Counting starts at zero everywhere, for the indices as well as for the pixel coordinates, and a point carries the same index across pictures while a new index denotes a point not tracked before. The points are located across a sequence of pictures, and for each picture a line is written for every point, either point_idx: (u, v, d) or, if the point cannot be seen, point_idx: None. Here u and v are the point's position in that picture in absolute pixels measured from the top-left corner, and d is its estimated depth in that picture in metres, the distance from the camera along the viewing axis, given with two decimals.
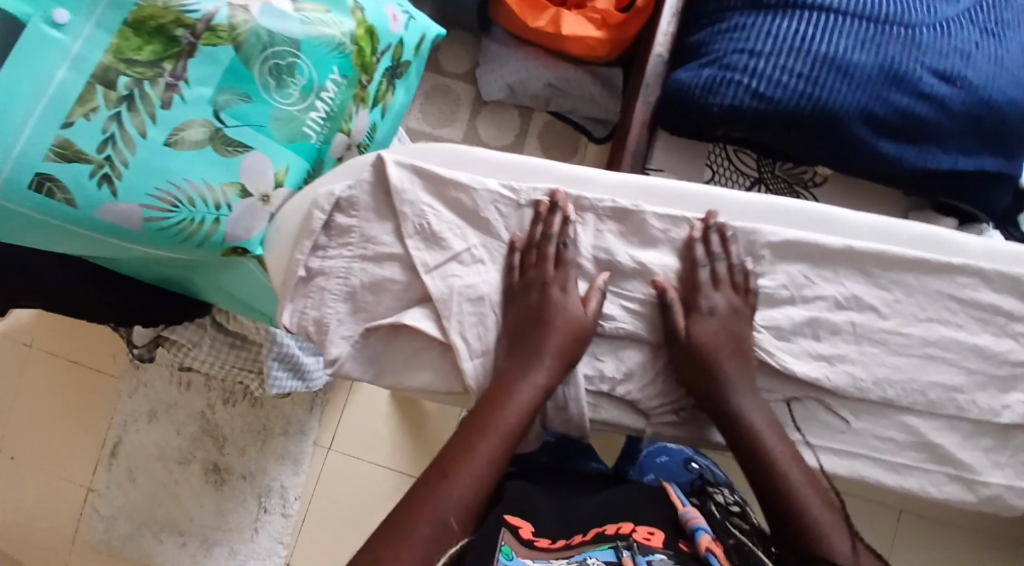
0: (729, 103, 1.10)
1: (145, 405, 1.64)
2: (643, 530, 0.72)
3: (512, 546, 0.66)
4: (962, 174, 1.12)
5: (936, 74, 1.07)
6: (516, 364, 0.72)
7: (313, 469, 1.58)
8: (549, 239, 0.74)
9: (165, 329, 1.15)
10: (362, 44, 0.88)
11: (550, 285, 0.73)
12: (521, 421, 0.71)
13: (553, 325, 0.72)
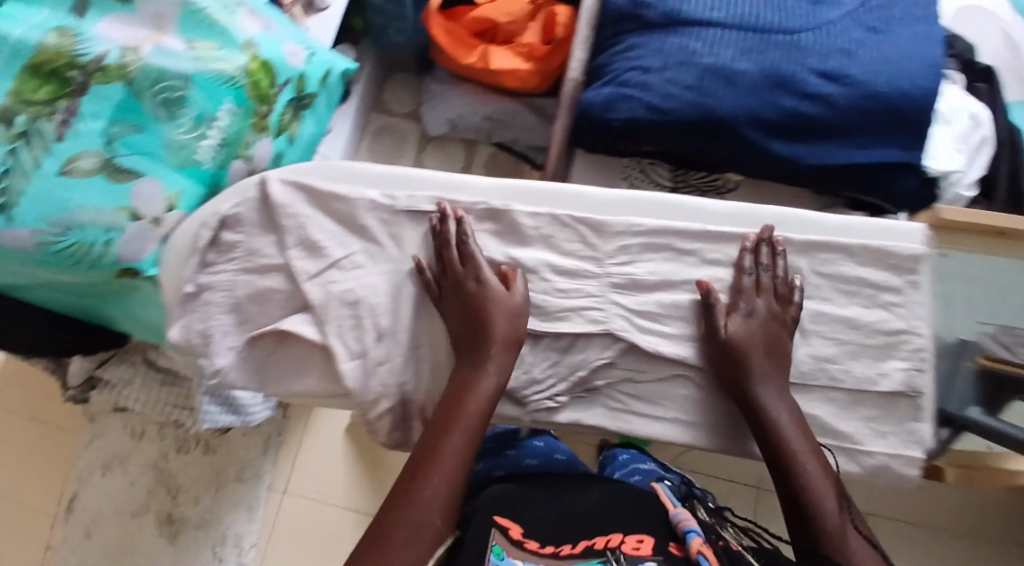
0: (626, 117, 1.16)
1: (93, 461, 1.54)
2: (633, 539, 0.73)
3: (502, 546, 0.69)
4: (862, 167, 1.15)
5: (821, 74, 1.12)
6: (469, 354, 0.73)
7: (267, 515, 1.61)
8: (457, 236, 0.76)
9: (96, 367, 1.18)
10: (259, 77, 0.90)
11: (466, 281, 0.75)
12: (486, 407, 0.71)
13: (493, 310, 0.73)
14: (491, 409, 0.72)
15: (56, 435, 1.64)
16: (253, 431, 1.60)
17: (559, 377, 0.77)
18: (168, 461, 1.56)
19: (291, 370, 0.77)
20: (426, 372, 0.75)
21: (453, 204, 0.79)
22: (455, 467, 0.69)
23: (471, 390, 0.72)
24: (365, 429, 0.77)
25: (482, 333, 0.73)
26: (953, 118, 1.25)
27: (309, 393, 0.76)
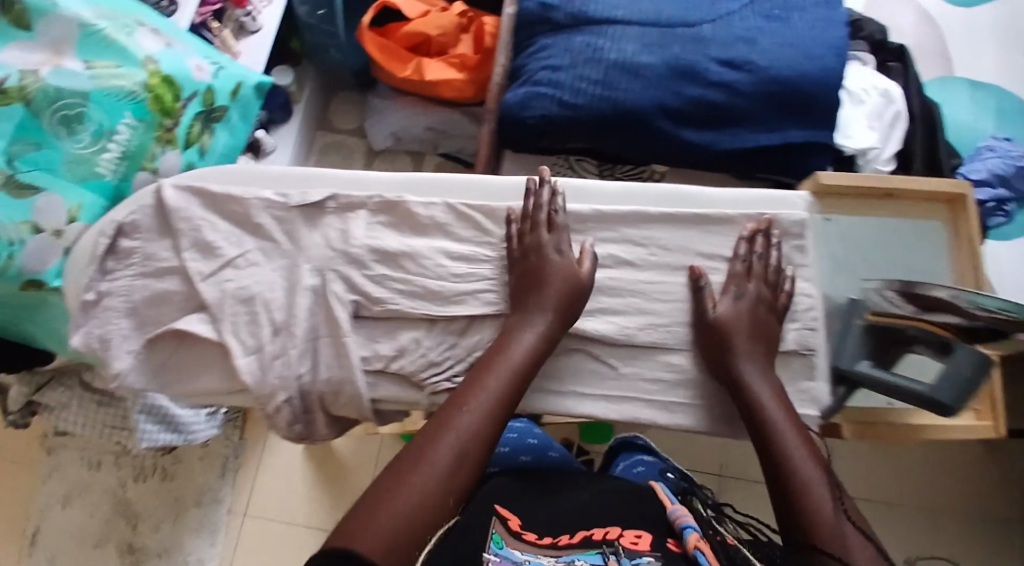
0: (540, 115, 1.20)
1: (58, 489, 1.59)
2: (631, 534, 0.71)
3: (501, 537, 0.69)
4: (773, 149, 1.18)
5: (722, 63, 1.16)
6: (518, 319, 0.77)
7: (230, 537, 1.55)
8: (540, 207, 0.81)
9: (34, 393, 1.21)
10: (160, 92, 0.94)
11: (547, 250, 0.79)
12: (514, 380, 0.74)
13: (551, 280, 0.77)
14: (529, 376, 0.75)
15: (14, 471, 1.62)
16: (208, 454, 1.60)
17: (457, 358, 0.78)
18: (126, 491, 1.59)
19: (190, 370, 0.79)
20: (325, 361, 0.76)
21: (346, 198, 0.81)
22: (472, 433, 0.70)
23: (505, 361, 0.74)
24: (266, 423, 0.78)
25: (537, 302, 0.77)
26: (864, 95, 1.28)
27: (208, 391, 0.79)
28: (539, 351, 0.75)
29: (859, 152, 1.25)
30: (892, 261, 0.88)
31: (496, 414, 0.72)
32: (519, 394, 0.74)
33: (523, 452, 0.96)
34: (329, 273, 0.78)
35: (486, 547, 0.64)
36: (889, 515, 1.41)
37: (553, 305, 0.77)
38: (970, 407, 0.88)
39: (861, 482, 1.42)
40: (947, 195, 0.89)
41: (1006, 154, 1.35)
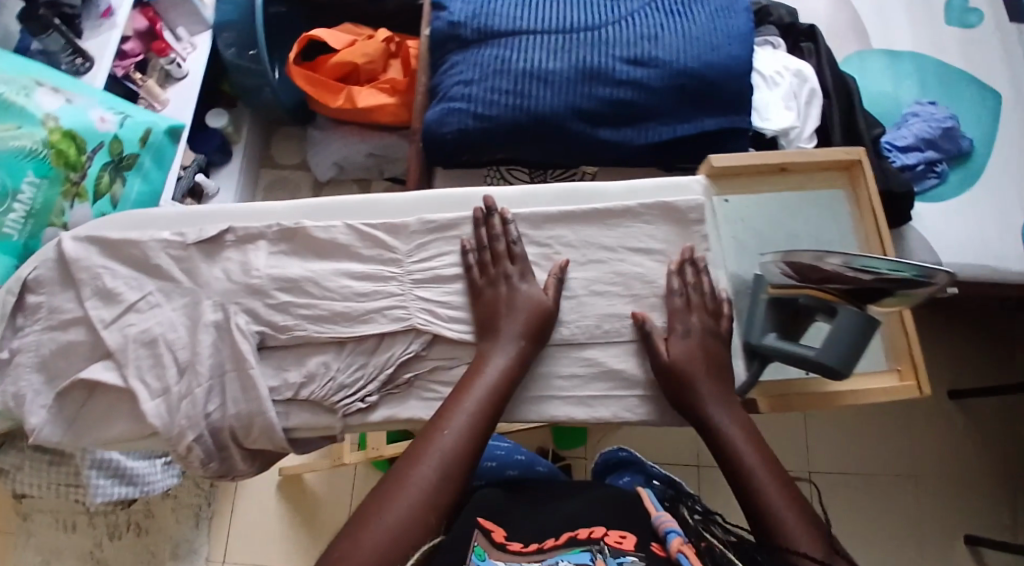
0: (457, 129, 1.20)
1: (34, 554, 1.45)
2: (616, 534, 0.67)
3: (484, 547, 0.66)
4: (689, 139, 1.19)
5: (627, 61, 1.18)
6: (487, 346, 0.78)
7: None
8: (501, 238, 0.82)
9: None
10: (62, 147, 0.96)
11: (512, 280, 0.80)
12: (487, 406, 0.74)
13: (517, 307, 0.79)
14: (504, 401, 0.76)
15: None
16: (180, 504, 1.50)
17: (368, 378, 0.78)
18: (102, 550, 1.45)
19: (101, 419, 0.79)
20: (232, 396, 0.76)
21: (244, 230, 0.82)
22: (447, 461, 0.70)
23: (477, 389, 0.74)
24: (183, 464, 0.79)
25: (502, 329, 0.78)
26: (778, 77, 1.31)
27: (121, 438, 0.79)
28: (512, 374, 0.76)
29: (780, 133, 1.26)
30: (794, 235, 0.91)
31: (471, 441, 0.72)
32: (494, 420, 0.74)
33: (510, 467, 0.94)
34: (231, 306, 0.79)
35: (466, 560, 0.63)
36: (859, 487, 1.47)
37: (521, 329, 0.78)
38: (891, 368, 0.89)
39: (822, 458, 1.49)
40: (841, 164, 0.92)
41: (931, 117, 1.36)
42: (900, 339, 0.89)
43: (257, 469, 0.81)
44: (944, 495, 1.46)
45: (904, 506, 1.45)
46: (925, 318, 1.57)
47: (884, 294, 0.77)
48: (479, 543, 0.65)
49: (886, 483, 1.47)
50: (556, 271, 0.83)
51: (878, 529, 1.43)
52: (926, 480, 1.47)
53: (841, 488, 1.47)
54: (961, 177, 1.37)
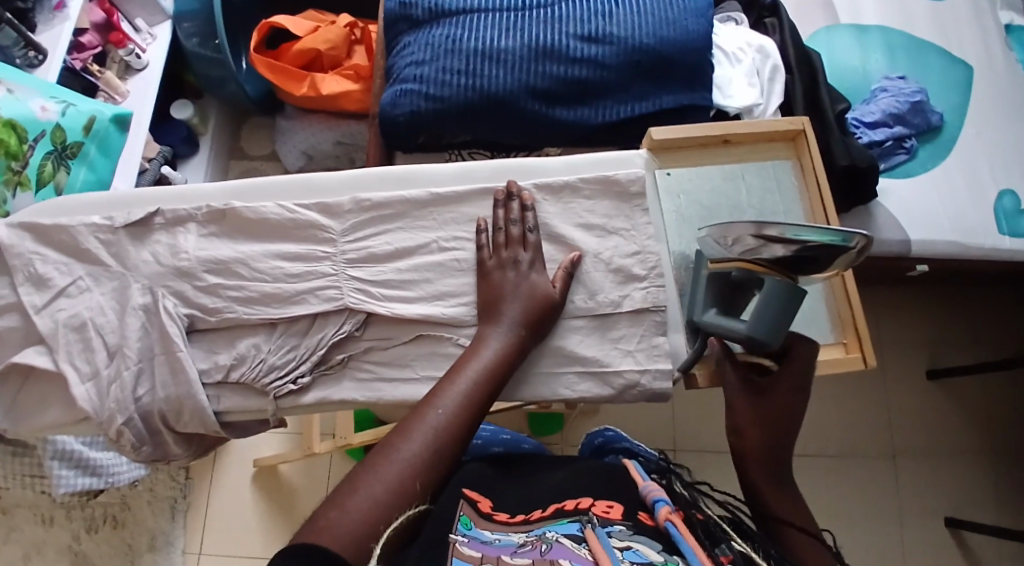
0: (410, 111, 1.17)
1: (15, 551, 1.43)
2: (602, 504, 0.64)
3: (472, 517, 0.63)
4: (646, 117, 1.15)
5: (581, 38, 1.14)
6: (484, 332, 0.76)
7: None
8: (515, 223, 0.81)
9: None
10: (2, 136, 0.94)
11: (520, 266, 0.79)
12: (482, 389, 0.72)
13: (519, 294, 0.77)
14: (499, 386, 0.74)
15: None
16: (156, 497, 1.47)
17: (300, 359, 0.77)
18: (80, 543, 1.45)
19: (37, 403, 0.78)
20: (161, 380, 0.76)
21: (173, 212, 0.82)
22: (437, 439, 0.67)
23: (475, 370, 0.72)
24: (117, 448, 0.78)
25: (503, 314, 0.76)
26: (740, 53, 1.21)
27: (57, 423, 0.78)
28: (508, 360, 0.74)
29: (744, 111, 1.17)
30: (742, 206, 0.88)
31: (462, 421, 0.69)
32: (486, 402, 0.72)
33: (495, 443, 0.89)
34: (159, 289, 0.78)
35: (452, 529, 0.60)
36: (846, 470, 1.43)
37: (521, 316, 0.76)
38: (838, 341, 0.83)
39: (808, 439, 1.44)
40: (787, 133, 0.88)
41: (901, 92, 1.26)
42: (846, 309, 0.83)
43: (192, 454, 0.81)
44: (929, 478, 1.43)
45: (893, 493, 1.42)
46: (905, 299, 1.53)
47: (807, 262, 0.73)
48: (465, 513, 0.63)
49: (874, 470, 1.43)
50: (568, 265, 0.80)
51: (863, 511, 1.40)
52: (907, 465, 1.44)
53: (830, 473, 1.42)
54: (932, 153, 1.27)
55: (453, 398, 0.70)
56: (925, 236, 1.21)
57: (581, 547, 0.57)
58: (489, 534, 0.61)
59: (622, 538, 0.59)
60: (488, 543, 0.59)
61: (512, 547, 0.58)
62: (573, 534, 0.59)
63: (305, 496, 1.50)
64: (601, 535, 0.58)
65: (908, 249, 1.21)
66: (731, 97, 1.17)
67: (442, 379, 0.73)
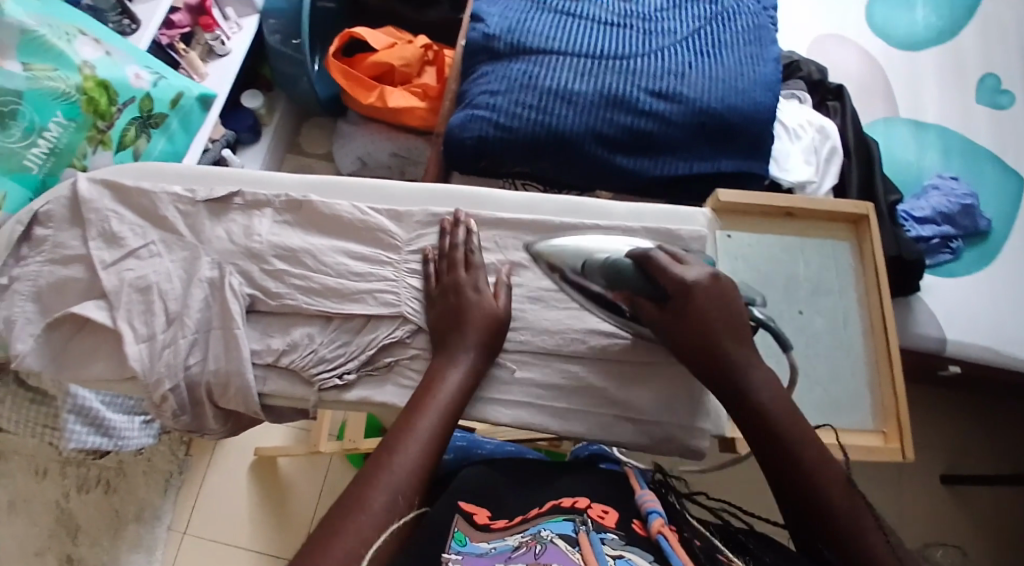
0: (477, 136, 1.13)
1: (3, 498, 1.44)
2: (598, 508, 0.66)
3: (466, 531, 0.63)
4: (702, 179, 1.10)
5: (652, 94, 1.09)
6: (442, 361, 0.75)
7: (168, 556, 1.43)
8: (457, 246, 0.82)
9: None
10: (94, 95, 0.98)
11: (464, 288, 0.78)
12: (448, 415, 0.72)
13: (469, 319, 0.77)
14: (461, 409, 0.73)
15: None
16: (152, 468, 1.47)
17: (349, 356, 0.79)
18: (69, 501, 1.44)
19: (83, 356, 0.80)
20: (214, 353, 0.77)
21: (252, 196, 0.85)
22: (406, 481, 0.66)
23: (440, 398, 0.72)
24: (155, 413, 0.79)
25: (459, 341, 0.76)
26: (801, 130, 1.20)
27: (99, 378, 0.79)
28: (467, 388, 0.74)
29: (796, 186, 1.15)
30: (755, 271, 0.88)
31: (426, 465, 0.68)
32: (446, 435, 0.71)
33: (499, 453, 0.90)
34: (228, 267, 0.81)
35: (447, 547, 0.60)
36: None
37: (475, 339, 0.76)
38: (877, 429, 0.84)
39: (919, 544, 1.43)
40: (849, 216, 0.91)
41: (952, 192, 1.26)
42: (889, 397, 0.84)
43: (225, 430, 0.82)
44: None
45: None
46: (929, 400, 1.53)
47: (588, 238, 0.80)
48: (459, 528, 0.63)
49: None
50: (505, 278, 0.81)
51: None
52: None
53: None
54: (977, 256, 1.26)
55: (425, 426, 0.70)
56: (963, 336, 1.20)
57: (575, 549, 0.57)
58: (485, 545, 0.61)
59: (614, 546, 0.60)
60: (483, 555, 0.59)
61: (507, 553, 0.58)
62: (567, 536, 0.60)
63: (298, 496, 1.48)
64: (594, 541, 0.58)
65: (944, 347, 1.20)
66: (787, 170, 1.15)
67: (406, 406, 0.72)
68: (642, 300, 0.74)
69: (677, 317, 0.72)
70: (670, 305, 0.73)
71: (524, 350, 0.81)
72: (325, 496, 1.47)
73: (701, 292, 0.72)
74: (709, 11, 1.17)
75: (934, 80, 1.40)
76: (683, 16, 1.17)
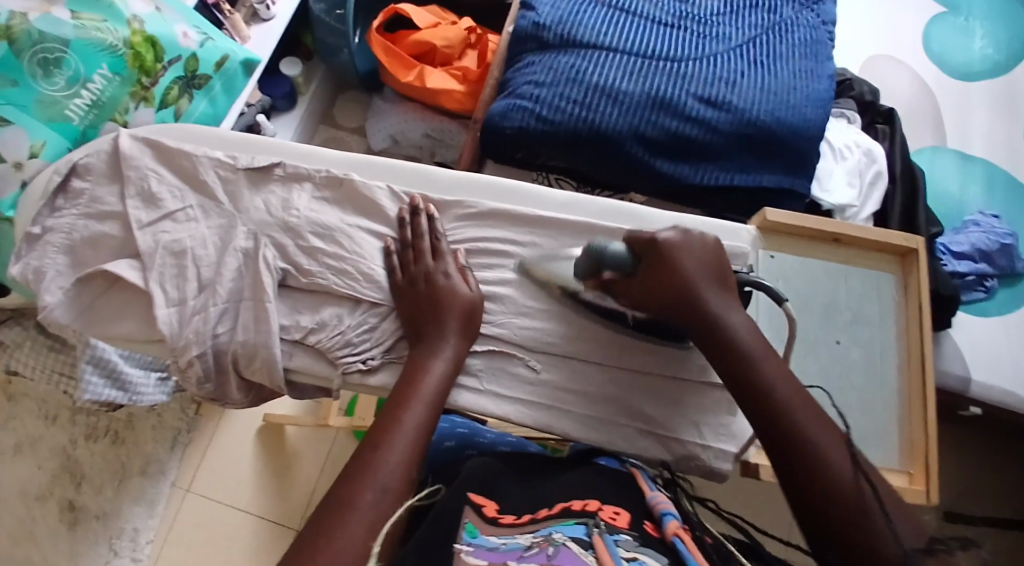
0: (518, 126, 1.11)
1: (7, 439, 1.44)
2: (610, 510, 0.64)
3: (476, 524, 0.62)
4: (743, 191, 1.07)
5: (702, 99, 1.07)
6: (419, 352, 0.74)
7: (168, 512, 1.43)
8: (422, 236, 0.81)
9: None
10: (141, 50, 0.98)
11: (435, 275, 0.78)
12: (434, 407, 0.71)
13: (445, 306, 0.76)
14: (444, 396, 0.73)
15: None
16: (161, 423, 1.48)
17: (374, 342, 0.78)
18: (75, 448, 1.44)
19: (113, 314, 0.80)
20: (243, 324, 0.77)
21: (293, 168, 0.85)
22: (409, 471, 0.66)
23: (423, 392, 0.71)
24: (181, 378, 0.79)
25: (438, 327, 0.75)
26: (847, 151, 1.18)
27: (127, 337, 0.79)
28: (447, 379, 0.73)
29: (837, 209, 1.13)
30: (790, 294, 0.87)
31: (417, 457, 0.67)
32: (432, 427, 0.70)
33: (501, 443, 0.87)
34: (263, 238, 0.81)
35: (458, 538, 0.59)
36: None
37: (451, 325, 0.76)
38: (904, 469, 0.84)
39: None
40: (898, 248, 0.89)
41: (992, 229, 1.24)
42: (919, 437, 0.84)
43: (247, 400, 0.81)
44: None
45: None
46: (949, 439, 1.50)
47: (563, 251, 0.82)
48: (469, 521, 0.61)
49: None
50: (461, 259, 0.80)
51: None
52: None
53: None
54: (1010, 297, 1.23)
55: (411, 422, 0.69)
56: (987, 378, 1.17)
57: (588, 554, 0.56)
58: (495, 540, 0.59)
59: (628, 549, 0.58)
60: (494, 551, 0.57)
61: (519, 552, 0.57)
62: (580, 539, 0.58)
63: (301, 465, 1.47)
64: (609, 543, 0.58)
65: (966, 387, 1.17)
66: (829, 191, 1.13)
67: (387, 402, 0.71)
68: (619, 278, 0.75)
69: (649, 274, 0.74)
70: (638, 268, 0.74)
71: (550, 353, 0.80)
72: (326, 470, 1.47)
73: (659, 253, 0.74)
74: (767, 20, 1.15)
75: (984, 113, 1.37)
76: (740, 22, 1.15)
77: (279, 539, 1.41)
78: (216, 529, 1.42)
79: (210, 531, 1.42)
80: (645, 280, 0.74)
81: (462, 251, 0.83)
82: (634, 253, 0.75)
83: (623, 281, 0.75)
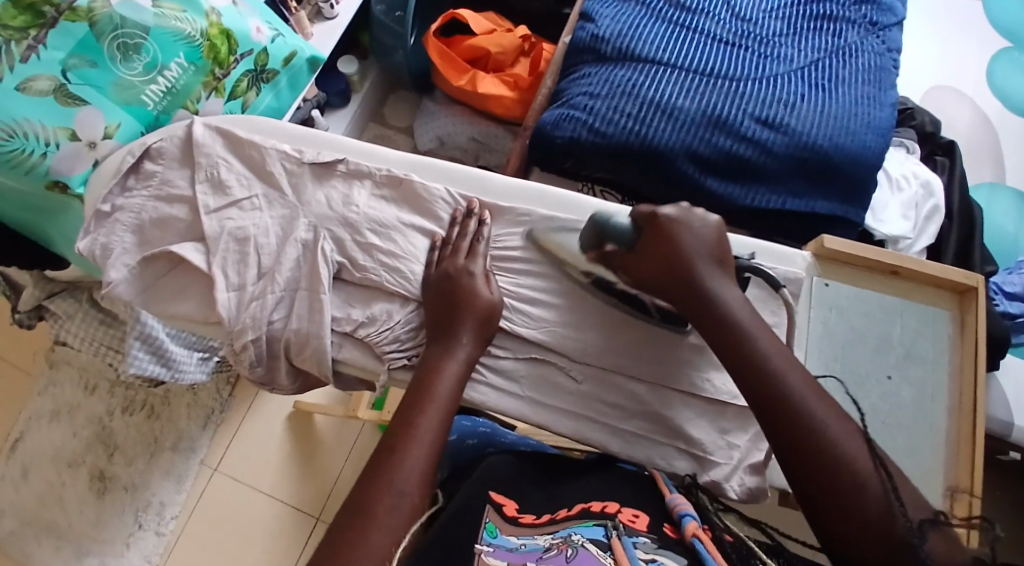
0: (570, 136, 1.12)
1: (48, 405, 1.49)
2: (629, 513, 0.65)
3: (497, 523, 0.63)
4: (792, 216, 1.07)
5: (758, 120, 1.07)
6: (438, 349, 0.76)
7: (196, 488, 1.47)
8: (464, 237, 0.83)
9: (44, 298, 1.15)
10: (216, 42, 1.01)
11: (460, 273, 0.80)
12: (450, 408, 0.72)
13: (466, 307, 0.77)
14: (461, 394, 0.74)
15: (16, 377, 1.55)
16: (196, 401, 1.51)
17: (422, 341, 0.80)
18: (111, 419, 1.49)
19: (172, 294, 0.83)
20: (297, 312, 0.80)
21: (355, 165, 0.87)
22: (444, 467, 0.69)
23: (441, 392, 0.72)
24: (232, 361, 0.82)
25: (455, 326, 0.77)
26: (903, 181, 1.18)
27: (186, 316, 0.83)
28: (466, 377, 0.75)
29: (890, 239, 1.12)
30: (836, 324, 0.88)
31: (438, 455, 0.69)
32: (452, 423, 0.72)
33: (524, 443, 0.88)
34: (322, 231, 0.83)
35: (478, 538, 0.60)
36: None
37: (470, 323, 0.77)
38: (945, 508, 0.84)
39: None
40: (958, 285, 0.89)
41: None
42: (963, 478, 0.84)
43: (294, 387, 0.84)
44: None
45: None
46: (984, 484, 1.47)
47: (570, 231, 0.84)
48: (491, 520, 0.63)
49: None
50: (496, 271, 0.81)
51: None
52: None
53: None
54: None
55: (428, 424, 0.70)
56: None
57: (606, 555, 0.57)
58: (514, 541, 0.60)
59: (646, 551, 0.59)
60: (513, 551, 0.58)
61: (537, 553, 0.57)
62: (598, 541, 0.59)
63: (327, 454, 1.50)
64: (627, 545, 0.58)
65: (1008, 432, 1.15)
66: (883, 222, 1.12)
67: (405, 404, 0.72)
68: (621, 253, 0.79)
69: (649, 249, 0.77)
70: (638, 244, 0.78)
71: (591, 364, 0.81)
72: (351, 462, 1.49)
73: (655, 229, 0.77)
74: (829, 45, 1.15)
75: None
76: (801, 45, 1.16)
77: (302, 525, 1.44)
78: (242, 509, 1.45)
79: (236, 511, 1.45)
80: (645, 251, 0.77)
81: (504, 257, 0.85)
82: (638, 227, 0.78)
83: (626, 254, 0.78)
